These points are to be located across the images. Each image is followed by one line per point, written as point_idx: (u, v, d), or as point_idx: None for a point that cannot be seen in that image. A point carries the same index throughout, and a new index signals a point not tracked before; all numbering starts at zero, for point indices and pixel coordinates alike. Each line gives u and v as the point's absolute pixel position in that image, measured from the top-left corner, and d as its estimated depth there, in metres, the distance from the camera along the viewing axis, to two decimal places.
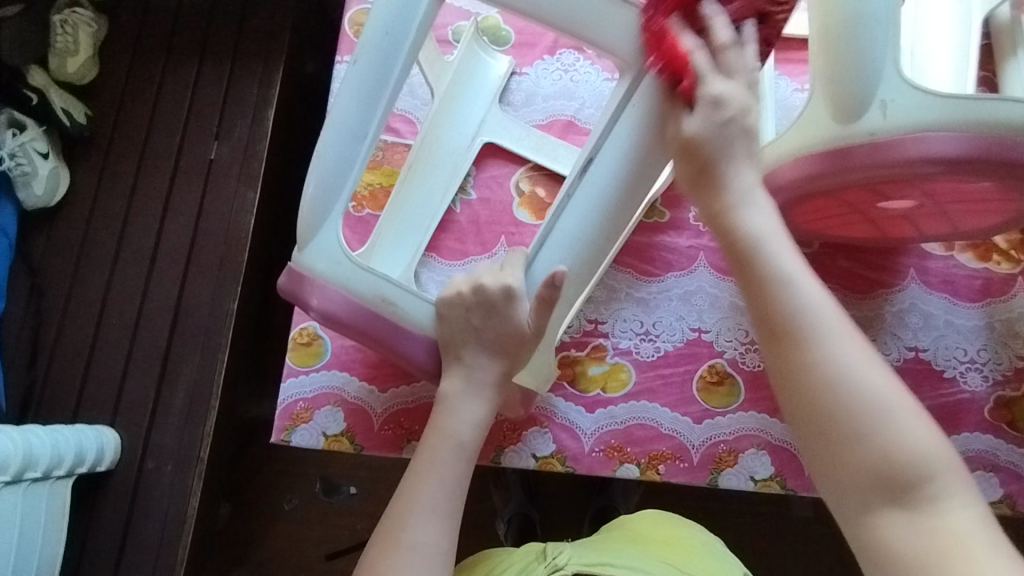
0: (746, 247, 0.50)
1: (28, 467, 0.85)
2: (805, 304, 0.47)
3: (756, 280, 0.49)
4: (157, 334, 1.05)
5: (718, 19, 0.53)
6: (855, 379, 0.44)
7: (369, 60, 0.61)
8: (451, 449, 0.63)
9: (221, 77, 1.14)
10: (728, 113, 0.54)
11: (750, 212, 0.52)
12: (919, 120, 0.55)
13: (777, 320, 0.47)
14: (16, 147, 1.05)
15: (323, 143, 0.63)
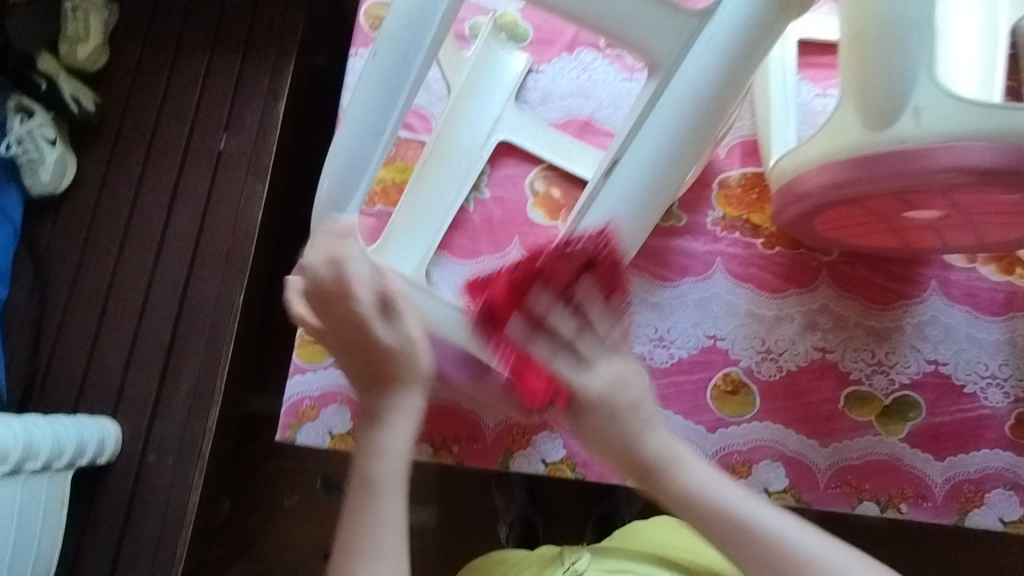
0: (697, 507, 0.56)
1: (28, 458, 0.84)
2: (772, 530, 0.53)
3: (721, 535, 0.54)
4: (161, 326, 1.04)
5: (557, 316, 0.58)
6: (779, 540, 0.52)
7: (390, 54, 0.59)
8: (390, 478, 0.55)
9: (232, 67, 1.12)
10: (618, 390, 0.59)
11: (690, 468, 0.58)
12: (953, 128, 0.53)
13: (757, 561, 0.53)
14: (23, 133, 1.04)
15: (340, 138, 0.62)
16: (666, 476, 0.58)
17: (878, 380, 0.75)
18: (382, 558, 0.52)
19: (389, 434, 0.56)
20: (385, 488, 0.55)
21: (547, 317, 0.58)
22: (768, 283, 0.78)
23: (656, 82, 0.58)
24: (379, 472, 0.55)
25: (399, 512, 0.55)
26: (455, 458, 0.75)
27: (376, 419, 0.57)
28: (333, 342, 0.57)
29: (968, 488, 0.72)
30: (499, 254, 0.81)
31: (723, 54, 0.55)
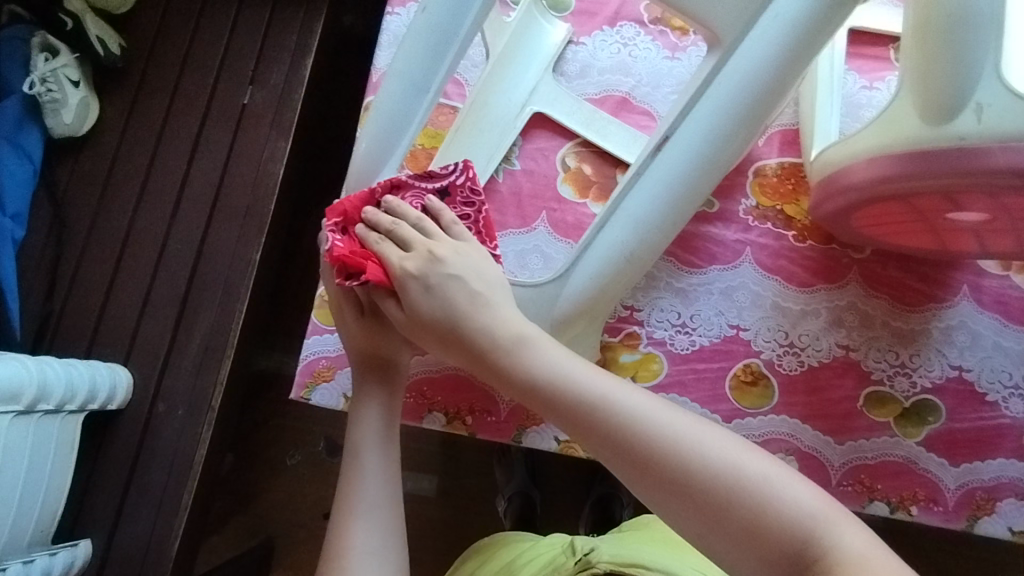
0: (544, 384, 0.51)
1: (41, 399, 0.84)
2: (623, 405, 0.48)
3: (568, 416, 0.49)
4: (177, 277, 1.03)
5: (389, 211, 0.60)
6: (620, 402, 0.48)
7: (439, 9, 0.57)
8: (371, 437, 0.62)
9: (261, 18, 1.10)
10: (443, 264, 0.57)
11: (534, 347, 0.53)
12: (1016, 126, 0.51)
13: (606, 437, 0.47)
14: (47, 73, 1.02)
15: (385, 92, 0.61)
16: (511, 356, 0.52)
17: (899, 382, 0.74)
18: (372, 515, 0.58)
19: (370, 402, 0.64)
20: (370, 450, 0.62)
21: (379, 215, 0.60)
22: (797, 277, 0.77)
23: (716, 57, 0.56)
24: (363, 437, 0.63)
25: (384, 466, 0.61)
26: (468, 429, 0.75)
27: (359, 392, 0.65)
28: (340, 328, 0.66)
29: (980, 495, 0.71)
30: (525, 228, 0.79)
31: (795, 30, 0.53)
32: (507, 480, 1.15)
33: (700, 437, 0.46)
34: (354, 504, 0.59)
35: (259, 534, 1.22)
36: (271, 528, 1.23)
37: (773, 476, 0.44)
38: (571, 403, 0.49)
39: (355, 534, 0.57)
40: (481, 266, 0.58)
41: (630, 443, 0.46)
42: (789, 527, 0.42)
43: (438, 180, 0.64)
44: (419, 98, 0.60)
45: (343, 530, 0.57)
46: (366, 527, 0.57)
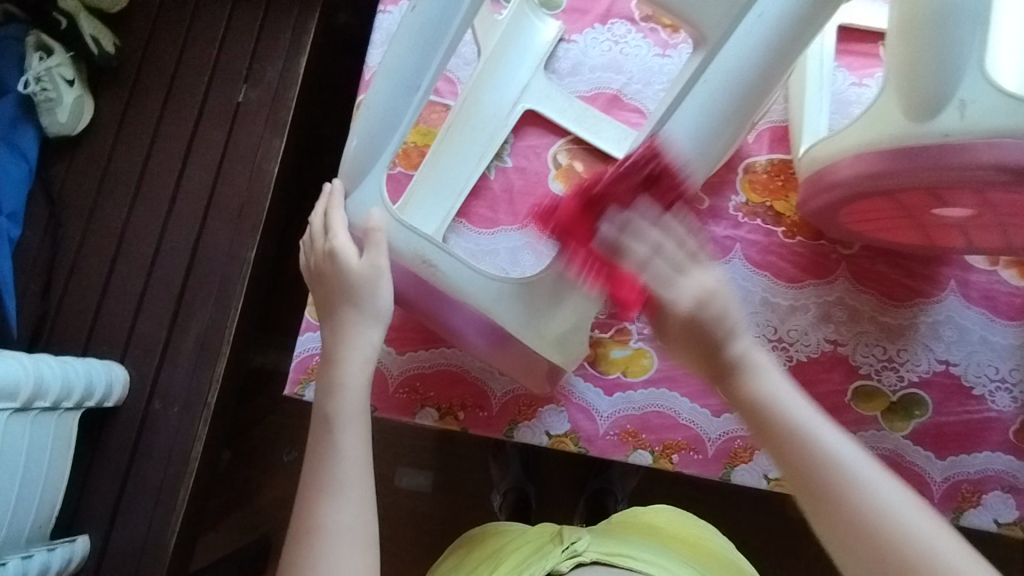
0: (761, 410, 0.55)
1: (38, 396, 0.85)
2: (828, 456, 0.51)
3: (779, 445, 0.53)
4: (173, 275, 1.04)
5: (630, 228, 0.56)
6: (840, 461, 0.51)
7: (430, 7, 0.58)
8: (347, 413, 0.61)
9: (255, 17, 1.10)
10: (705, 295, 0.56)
11: (766, 379, 0.56)
12: (997, 124, 0.52)
13: (807, 479, 0.51)
14: (41, 71, 1.03)
15: (375, 90, 0.61)
16: (744, 381, 0.56)
17: (886, 376, 0.75)
18: (345, 491, 0.57)
19: (347, 373, 0.62)
20: (346, 423, 0.60)
21: (624, 236, 0.57)
22: (787, 272, 0.77)
23: (700, 57, 0.57)
24: (338, 411, 0.61)
25: (358, 443, 0.60)
26: (460, 424, 0.75)
27: (333, 358, 0.63)
28: (315, 286, 0.66)
29: (966, 488, 0.72)
30: (517, 225, 0.80)
31: (775, 30, 0.54)
32: (502, 476, 1.16)
33: (912, 519, 0.48)
34: (325, 481, 0.58)
35: (256, 530, 1.23)
36: (269, 524, 1.24)
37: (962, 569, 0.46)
38: (786, 441, 0.53)
39: (327, 512, 0.56)
40: (721, 280, 0.57)
41: (828, 496, 0.50)
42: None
43: (642, 168, 0.56)
44: (411, 96, 0.60)
45: (314, 506, 0.57)
46: (337, 505, 0.57)
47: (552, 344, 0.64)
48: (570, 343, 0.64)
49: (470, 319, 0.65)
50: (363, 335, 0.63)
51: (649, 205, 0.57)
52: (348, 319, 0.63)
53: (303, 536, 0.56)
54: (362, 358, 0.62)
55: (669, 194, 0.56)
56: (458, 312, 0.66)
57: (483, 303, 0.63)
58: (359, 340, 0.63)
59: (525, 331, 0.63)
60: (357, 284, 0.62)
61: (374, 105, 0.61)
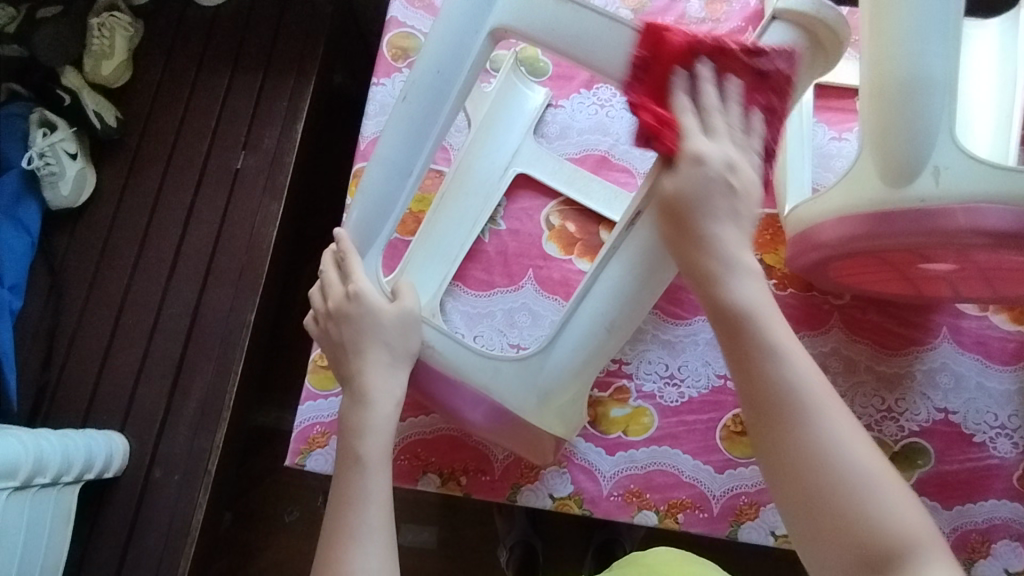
0: (740, 317, 0.45)
1: (37, 473, 0.85)
2: (798, 381, 0.43)
3: (750, 357, 0.44)
4: (173, 341, 1.05)
5: (706, 79, 0.49)
6: (806, 399, 0.43)
7: (418, 98, 0.60)
8: (377, 456, 0.59)
9: (252, 86, 1.14)
10: (711, 168, 0.47)
11: (737, 279, 0.46)
12: (972, 190, 0.54)
13: (762, 395, 0.44)
14: (45, 147, 1.05)
15: (369, 177, 0.63)
16: (715, 276, 0.46)
17: (887, 426, 0.75)
18: (372, 536, 0.55)
19: (376, 410, 0.60)
20: (372, 468, 0.58)
21: (704, 81, 0.49)
22: None
23: None
24: (367, 450, 0.59)
25: (384, 488, 0.58)
26: (463, 490, 0.75)
27: (360, 397, 0.61)
28: (333, 324, 0.64)
29: (975, 538, 0.72)
30: (512, 286, 0.81)
31: None
32: (508, 530, 1.13)
33: (880, 493, 0.41)
34: (352, 530, 0.55)
35: None
36: None
37: (887, 502, 0.41)
38: (758, 361, 0.44)
39: (354, 556, 0.53)
40: (743, 171, 0.48)
41: (790, 451, 0.42)
42: (891, 546, 0.40)
43: (762, 61, 0.50)
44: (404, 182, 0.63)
45: (338, 554, 0.54)
46: (363, 550, 0.54)
47: (552, 414, 0.65)
48: (570, 415, 0.66)
49: (466, 394, 0.66)
50: (389, 374, 0.62)
51: (741, 90, 0.50)
52: (374, 359, 0.62)
53: None
54: (392, 400, 0.61)
55: (768, 92, 0.50)
56: (458, 392, 0.67)
57: (484, 386, 0.65)
58: (385, 377, 0.62)
59: (529, 410, 0.64)
60: (390, 326, 0.62)
61: (368, 193, 0.63)
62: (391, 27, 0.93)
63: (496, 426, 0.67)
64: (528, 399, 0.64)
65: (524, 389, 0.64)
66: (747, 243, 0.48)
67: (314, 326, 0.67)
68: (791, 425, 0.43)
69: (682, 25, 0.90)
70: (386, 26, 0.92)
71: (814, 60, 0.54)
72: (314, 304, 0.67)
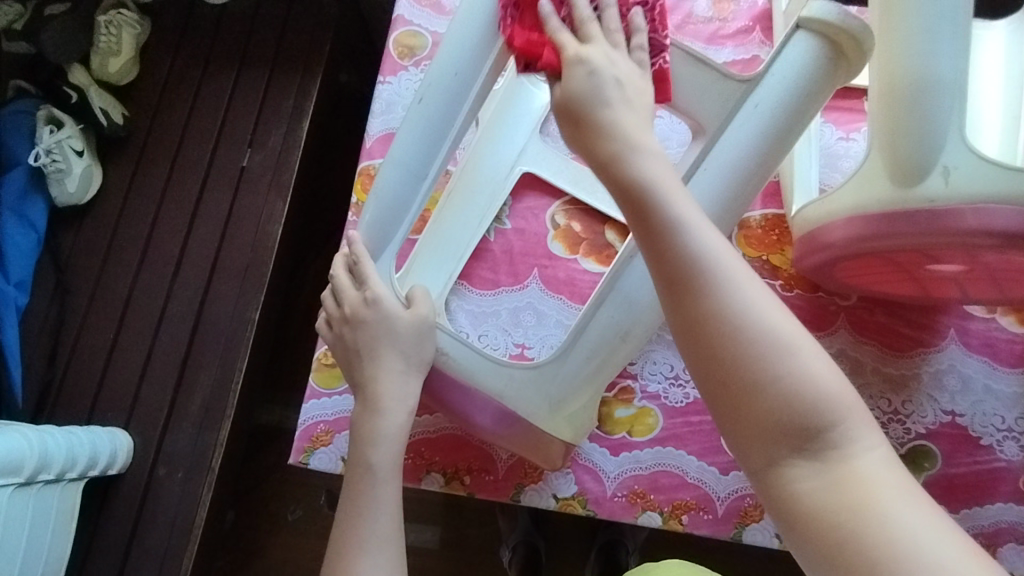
0: (643, 193, 0.44)
1: (42, 469, 0.85)
2: (701, 247, 0.42)
3: (655, 228, 0.43)
4: (177, 339, 1.05)
5: None
6: (714, 265, 0.41)
7: (433, 101, 0.60)
8: (386, 466, 0.60)
9: (258, 85, 1.14)
10: (594, 73, 0.49)
11: (642, 160, 0.46)
12: (982, 190, 0.53)
13: (669, 263, 0.42)
14: (52, 144, 1.06)
15: (383, 179, 0.63)
16: (620, 160, 0.46)
17: (893, 429, 0.74)
18: (381, 546, 0.57)
19: (389, 420, 0.61)
20: (382, 478, 0.60)
21: None
22: None
23: (700, 145, 0.57)
24: (379, 460, 0.60)
25: (394, 498, 0.59)
26: (467, 490, 0.75)
27: (373, 405, 0.62)
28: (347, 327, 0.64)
29: (981, 541, 0.71)
30: (517, 286, 0.81)
31: (771, 122, 0.55)
32: (510, 530, 1.13)
33: (794, 352, 0.39)
34: (360, 540, 0.57)
35: None
36: None
37: (801, 361, 0.39)
38: (662, 232, 0.43)
39: (361, 561, 0.56)
40: (625, 70, 0.49)
41: (700, 319, 0.41)
42: (805, 404, 0.38)
43: None
44: (419, 184, 0.63)
45: (347, 563, 0.56)
46: (371, 559, 0.56)
47: (563, 422, 0.64)
48: (581, 420, 0.65)
49: (475, 398, 0.66)
50: (399, 383, 0.62)
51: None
52: (388, 367, 0.62)
53: None
54: (404, 411, 0.62)
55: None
56: (468, 397, 0.66)
57: (495, 390, 0.64)
58: (395, 386, 0.62)
59: (537, 413, 0.64)
60: (403, 334, 0.63)
61: (382, 193, 0.63)
62: (398, 26, 0.93)
63: (505, 431, 0.66)
64: (539, 406, 0.64)
65: (535, 395, 0.64)
66: (645, 129, 0.48)
67: (325, 329, 0.67)
68: (698, 291, 0.41)
69: (689, 24, 0.89)
70: (393, 25, 0.92)
71: (837, 69, 0.53)
72: (326, 307, 0.67)
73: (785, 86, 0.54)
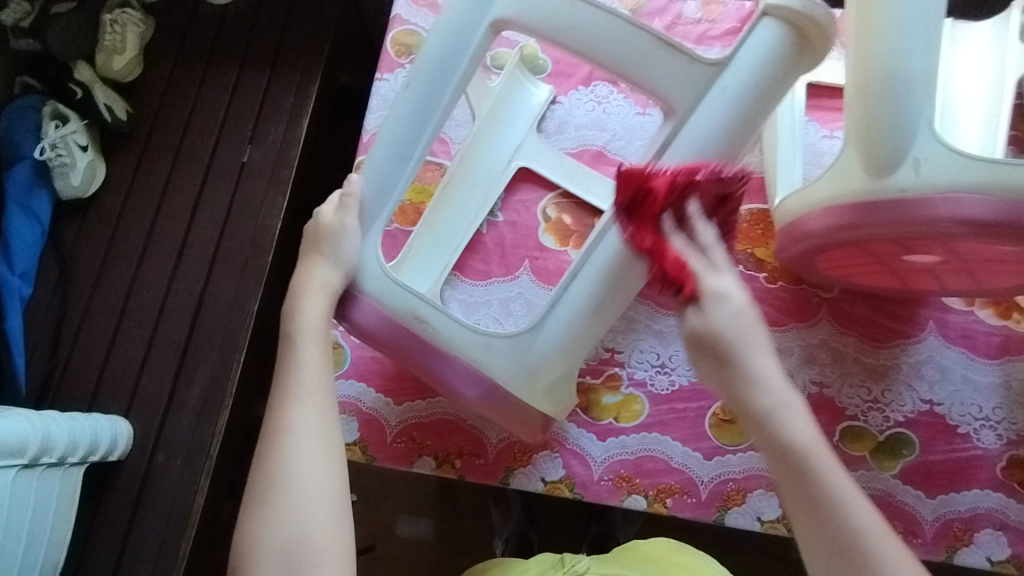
0: (799, 460, 0.49)
1: (44, 452, 0.87)
2: (859, 524, 0.47)
3: (812, 500, 0.49)
4: (178, 329, 1.07)
5: (699, 220, 0.54)
6: (871, 539, 0.47)
7: (421, 82, 0.64)
8: (310, 327, 0.62)
9: (259, 83, 1.16)
10: (736, 305, 0.52)
11: (788, 420, 0.50)
12: (950, 180, 0.56)
13: (833, 537, 0.47)
14: (57, 139, 1.09)
15: (372, 159, 0.66)
16: (768, 422, 0.50)
17: (873, 417, 0.77)
18: (308, 395, 0.58)
19: (308, 298, 0.64)
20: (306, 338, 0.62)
21: (699, 221, 0.54)
22: (771, 316, 0.80)
23: (669, 127, 0.59)
24: (302, 325, 0.63)
25: (318, 355, 0.61)
26: (457, 473, 0.77)
27: (296, 291, 0.65)
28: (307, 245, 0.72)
29: (958, 526, 0.73)
30: (509, 276, 0.83)
31: (735, 104, 0.56)
32: (504, 521, 1.15)
33: None
34: (290, 393, 0.58)
35: None
36: None
37: None
38: (817, 500, 0.48)
39: (295, 413, 0.57)
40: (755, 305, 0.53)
41: None
42: None
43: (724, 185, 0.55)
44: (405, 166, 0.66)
45: (280, 410, 0.57)
46: (300, 407, 0.57)
47: (539, 394, 0.66)
48: (558, 395, 0.67)
49: (458, 368, 0.67)
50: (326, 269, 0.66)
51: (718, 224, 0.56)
52: (318, 260, 0.67)
53: (267, 436, 0.56)
54: (323, 297, 0.64)
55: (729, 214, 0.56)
56: (447, 362, 0.67)
57: (471, 356, 0.66)
58: (321, 272, 0.66)
59: (515, 384, 0.66)
60: (329, 229, 0.67)
61: (369, 169, 0.67)
62: (395, 25, 0.95)
63: (486, 403, 0.68)
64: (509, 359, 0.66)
65: (509, 361, 0.66)
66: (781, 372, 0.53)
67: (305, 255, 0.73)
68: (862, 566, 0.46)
69: (678, 26, 0.92)
70: (391, 23, 0.95)
71: (802, 52, 0.56)
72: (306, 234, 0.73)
73: (750, 68, 0.55)
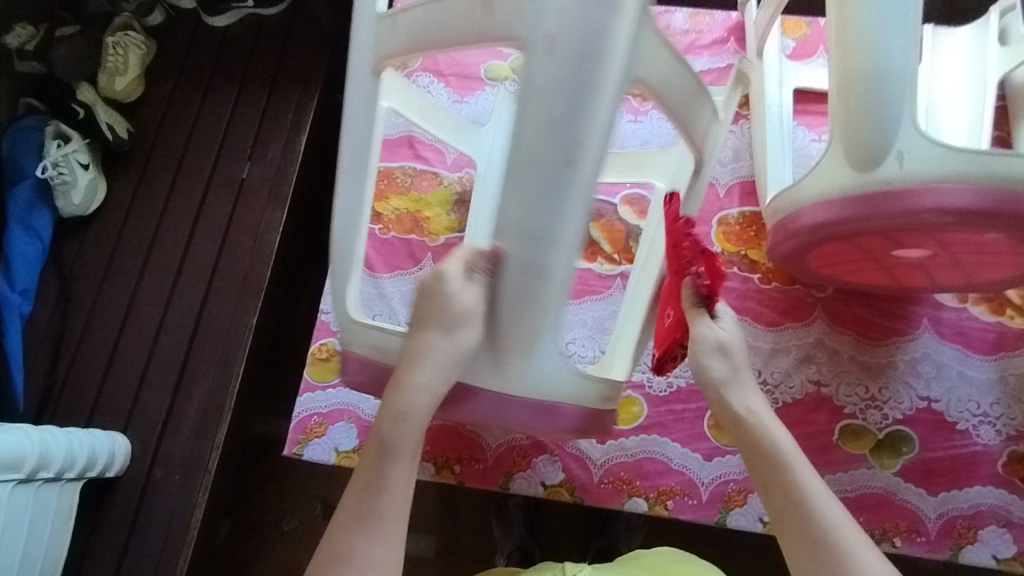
0: (776, 460, 0.58)
1: (42, 467, 0.87)
2: (831, 522, 0.54)
3: (789, 493, 0.56)
4: (176, 343, 1.07)
5: None
6: (838, 535, 0.54)
7: (590, 149, 0.47)
8: (407, 444, 0.59)
9: (258, 101, 1.19)
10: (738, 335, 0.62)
11: (769, 429, 0.60)
12: (933, 172, 0.57)
13: (805, 530, 0.54)
14: (59, 158, 1.09)
15: (531, 253, 0.50)
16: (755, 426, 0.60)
17: (871, 415, 0.77)
18: (383, 522, 0.57)
19: (408, 396, 0.59)
20: (398, 453, 0.58)
21: None
22: (766, 316, 0.81)
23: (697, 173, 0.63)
24: (396, 435, 0.59)
25: (404, 478, 0.58)
26: (457, 478, 0.77)
27: (398, 384, 0.60)
28: (421, 301, 0.60)
29: (961, 524, 0.73)
30: None
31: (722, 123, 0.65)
32: (506, 537, 1.14)
33: None
34: (363, 519, 0.56)
35: None
36: None
37: None
38: (791, 494, 0.56)
39: (361, 542, 0.55)
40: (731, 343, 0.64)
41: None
42: None
43: None
44: (560, 257, 0.50)
45: (347, 533, 0.56)
46: (371, 536, 0.56)
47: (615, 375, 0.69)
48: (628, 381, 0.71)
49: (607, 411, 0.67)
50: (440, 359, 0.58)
51: None
52: (441, 332, 0.57)
53: (330, 559, 0.55)
54: (432, 393, 0.59)
55: None
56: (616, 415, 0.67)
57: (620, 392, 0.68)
58: (439, 361, 0.58)
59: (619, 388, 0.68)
60: (470, 308, 0.55)
61: (507, 268, 0.51)
62: None
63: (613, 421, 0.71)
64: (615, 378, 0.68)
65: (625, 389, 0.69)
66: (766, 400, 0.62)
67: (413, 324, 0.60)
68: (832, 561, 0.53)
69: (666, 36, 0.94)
70: None
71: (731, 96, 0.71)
72: (421, 290, 0.60)
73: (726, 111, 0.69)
